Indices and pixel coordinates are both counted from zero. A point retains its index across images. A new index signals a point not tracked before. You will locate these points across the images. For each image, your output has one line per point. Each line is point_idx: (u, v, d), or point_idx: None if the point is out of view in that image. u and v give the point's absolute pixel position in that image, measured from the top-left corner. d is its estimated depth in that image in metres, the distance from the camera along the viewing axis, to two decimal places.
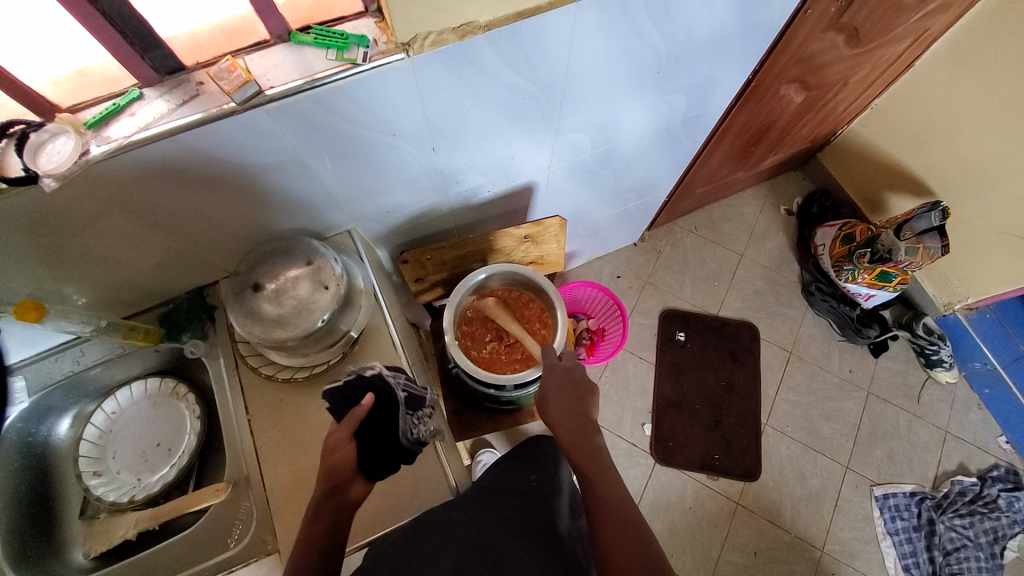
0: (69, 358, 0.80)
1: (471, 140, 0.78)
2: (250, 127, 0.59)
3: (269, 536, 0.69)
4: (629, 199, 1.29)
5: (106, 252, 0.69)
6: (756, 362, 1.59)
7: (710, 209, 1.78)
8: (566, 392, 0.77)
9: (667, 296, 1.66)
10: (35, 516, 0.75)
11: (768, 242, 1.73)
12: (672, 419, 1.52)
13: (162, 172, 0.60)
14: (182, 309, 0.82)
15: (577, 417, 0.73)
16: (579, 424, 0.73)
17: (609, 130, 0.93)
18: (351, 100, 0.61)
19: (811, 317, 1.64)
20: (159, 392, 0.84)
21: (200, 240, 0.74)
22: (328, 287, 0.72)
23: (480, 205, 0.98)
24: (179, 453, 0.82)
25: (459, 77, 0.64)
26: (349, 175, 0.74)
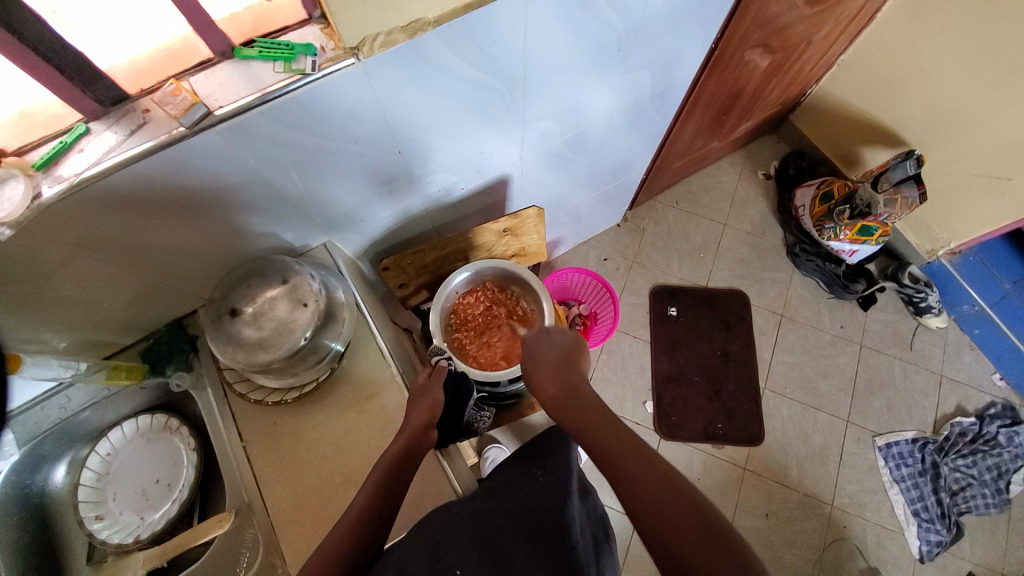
0: (55, 406, 0.77)
1: (437, 139, 0.77)
2: (206, 150, 0.57)
3: (278, 559, 0.68)
4: (606, 181, 1.29)
5: (76, 295, 0.67)
6: (749, 329, 1.60)
7: (689, 182, 1.77)
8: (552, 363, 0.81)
9: (656, 273, 1.66)
10: (45, 566, 0.73)
11: (750, 207, 1.74)
12: (673, 394, 1.53)
13: (121, 206, 0.58)
14: (163, 341, 0.80)
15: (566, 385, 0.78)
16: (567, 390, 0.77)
17: (577, 114, 0.91)
18: (306, 112, 0.59)
19: (799, 277, 1.65)
20: (151, 428, 0.84)
21: (169, 270, 0.72)
22: (307, 304, 0.71)
23: (455, 203, 0.97)
24: (178, 487, 0.81)
25: (415, 76, 0.63)
26: (316, 188, 0.72)
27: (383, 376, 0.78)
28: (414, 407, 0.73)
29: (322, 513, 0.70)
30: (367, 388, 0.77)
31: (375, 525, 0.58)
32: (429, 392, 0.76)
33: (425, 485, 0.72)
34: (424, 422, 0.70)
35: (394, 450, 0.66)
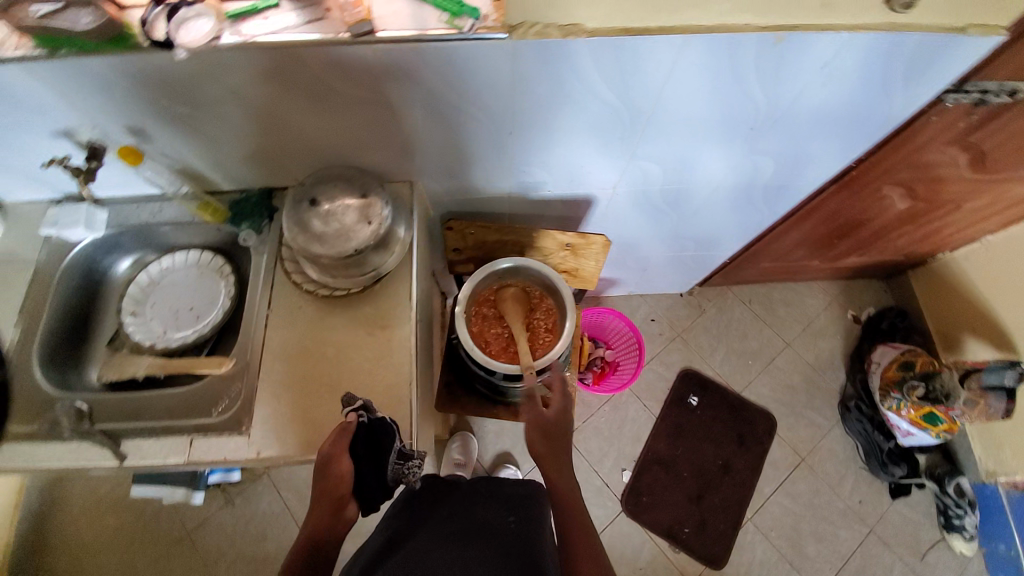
0: (149, 210, 0.91)
1: (546, 136, 0.80)
2: (356, 59, 0.64)
3: (246, 418, 0.75)
4: (687, 247, 1.28)
5: (203, 131, 0.78)
6: (762, 454, 1.51)
7: (771, 288, 1.69)
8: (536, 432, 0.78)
9: (694, 356, 1.61)
10: (73, 329, 0.88)
11: (821, 341, 1.64)
12: (654, 475, 1.48)
13: (269, 76, 0.67)
14: (251, 200, 0.89)
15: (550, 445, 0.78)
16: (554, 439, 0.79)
17: (685, 171, 0.91)
18: (449, 63, 0.65)
19: (838, 431, 1.54)
20: (207, 265, 0.95)
21: (281, 144, 0.81)
22: (371, 222, 0.77)
23: (536, 201, 1.00)
24: (203, 322, 0.91)
25: (554, 73, 0.67)
26: (425, 131, 0.78)
27: (401, 315, 0.82)
28: (324, 474, 0.68)
29: (298, 401, 0.76)
30: (383, 317, 0.82)
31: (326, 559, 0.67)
32: (339, 458, 0.69)
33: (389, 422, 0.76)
34: (334, 504, 0.68)
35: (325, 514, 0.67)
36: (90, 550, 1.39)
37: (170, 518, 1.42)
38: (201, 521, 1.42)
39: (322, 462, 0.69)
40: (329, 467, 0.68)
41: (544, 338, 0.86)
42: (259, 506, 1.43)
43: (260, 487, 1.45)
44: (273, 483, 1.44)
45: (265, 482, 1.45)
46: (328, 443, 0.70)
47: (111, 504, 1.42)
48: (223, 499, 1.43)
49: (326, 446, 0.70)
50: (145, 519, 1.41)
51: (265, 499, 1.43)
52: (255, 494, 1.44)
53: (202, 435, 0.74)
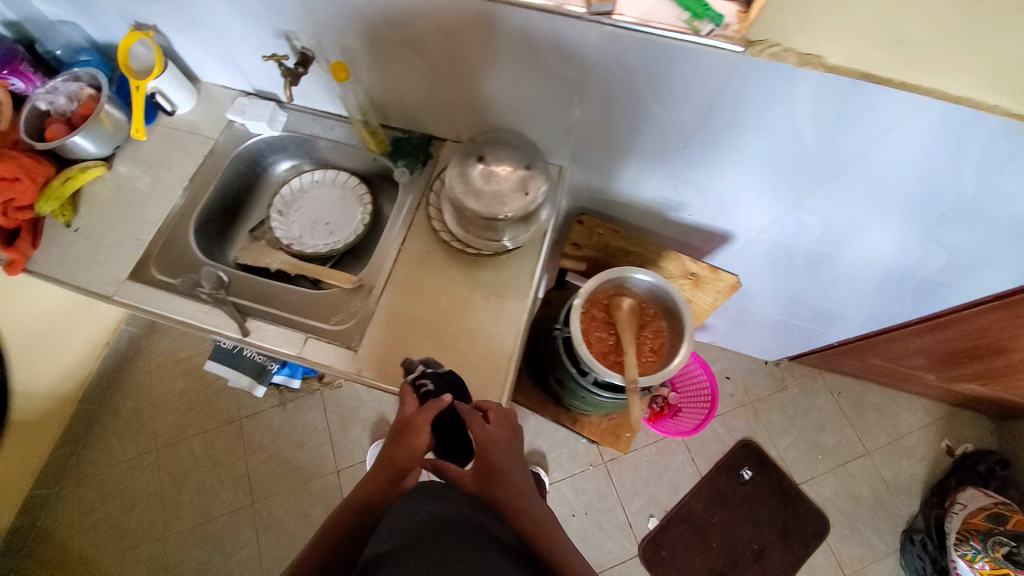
0: (322, 125, 0.97)
1: (718, 161, 0.77)
2: (578, 36, 0.64)
3: (357, 335, 0.79)
4: (800, 315, 1.21)
5: (399, 66, 0.81)
6: (802, 555, 1.40)
7: (865, 387, 1.57)
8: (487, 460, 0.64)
9: (760, 430, 1.52)
10: (227, 208, 0.97)
11: (904, 461, 1.50)
12: (681, 533, 1.41)
13: (487, 30, 0.68)
14: (412, 141, 0.93)
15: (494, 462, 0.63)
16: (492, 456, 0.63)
17: (842, 236, 0.87)
18: (666, 63, 0.63)
19: (891, 563, 1.40)
20: (351, 188, 1.00)
21: (462, 97, 0.83)
22: (528, 194, 0.77)
23: (673, 222, 0.97)
24: (335, 238, 0.97)
25: (764, 103, 0.64)
26: (602, 122, 0.77)
27: (518, 289, 0.82)
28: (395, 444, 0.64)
29: (404, 337, 0.79)
30: (503, 286, 0.83)
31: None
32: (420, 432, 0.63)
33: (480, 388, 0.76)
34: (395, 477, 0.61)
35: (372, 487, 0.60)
36: (155, 403, 1.52)
37: (228, 400, 1.53)
38: (253, 412, 1.52)
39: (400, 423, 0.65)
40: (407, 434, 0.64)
41: (646, 358, 0.82)
42: (305, 418, 1.51)
43: (311, 401, 1.53)
44: (324, 402, 1.52)
45: (316, 399, 1.54)
46: (410, 405, 0.67)
47: (186, 369, 1.55)
48: (277, 400, 1.52)
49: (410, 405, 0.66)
50: (207, 394, 1.52)
51: (313, 414, 1.51)
52: (305, 406, 1.52)
53: (316, 337, 0.79)
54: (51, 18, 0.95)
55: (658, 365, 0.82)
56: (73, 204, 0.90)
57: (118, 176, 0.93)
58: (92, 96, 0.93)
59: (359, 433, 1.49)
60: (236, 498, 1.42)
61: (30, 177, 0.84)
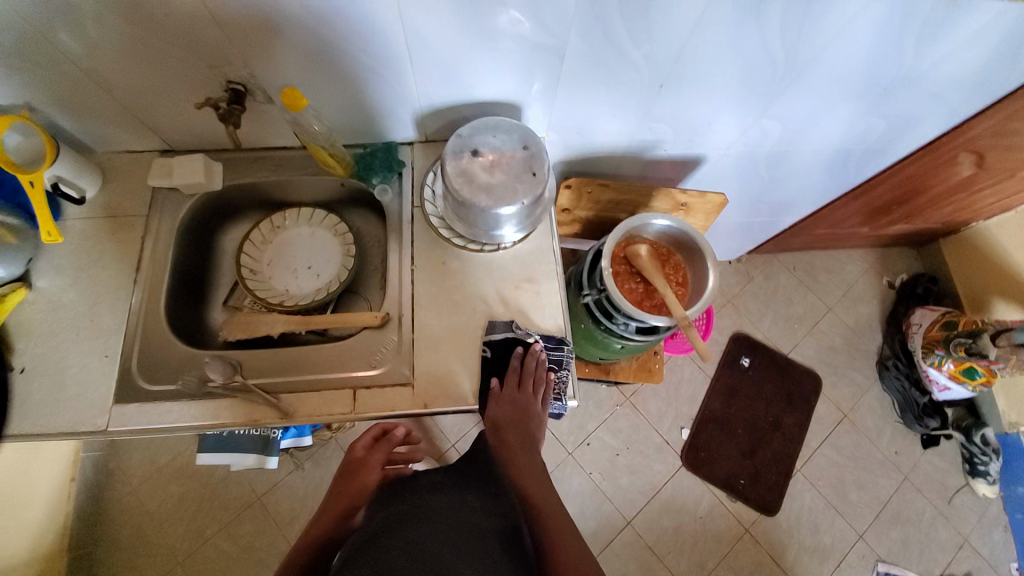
0: (269, 164, 0.87)
1: (693, 92, 0.80)
2: (553, 3, 0.61)
3: (406, 369, 0.76)
4: (760, 212, 1.32)
5: (348, 81, 0.73)
6: (808, 411, 1.60)
7: (814, 255, 1.77)
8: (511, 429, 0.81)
9: (745, 322, 1.67)
10: (191, 287, 0.86)
11: (860, 305, 1.73)
12: (711, 433, 1.55)
13: (452, 16, 0.63)
14: (379, 154, 0.86)
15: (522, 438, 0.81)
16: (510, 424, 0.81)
17: (800, 131, 0.94)
18: (645, 11, 0.63)
19: (877, 390, 1.64)
20: (320, 223, 0.92)
21: (425, 95, 0.77)
22: (536, 173, 0.74)
23: (649, 161, 0.99)
24: (326, 279, 0.90)
25: (736, 25, 0.66)
26: (579, 84, 0.76)
27: (544, 271, 0.82)
28: (344, 480, 0.87)
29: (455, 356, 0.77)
30: (526, 274, 0.82)
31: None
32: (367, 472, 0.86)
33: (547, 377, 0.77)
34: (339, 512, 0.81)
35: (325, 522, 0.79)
36: (156, 517, 1.36)
37: (238, 481, 1.40)
38: (272, 482, 1.41)
39: (350, 462, 0.89)
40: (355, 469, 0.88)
41: (677, 293, 0.87)
42: (329, 467, 1.43)
43: (328, 450, 1.45)
44: (342, 446, 1.45)
45: (333, 445, 1.45)
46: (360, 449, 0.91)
47: (177, 470, 1.40)
48: (292, 463, 1.43)
49: (358, 448, 0.91)
50: (213, 485, 1.39)
51: (335, 461, 1.43)
52: (325, 457, 1.44)
53: (363, 388, 0.75)
54: None
55: (688, 296, 0.88)
56: (4, 344, 0.74)
57: (47, 294, 0.77)
58: None
59: None
60: None
61: None
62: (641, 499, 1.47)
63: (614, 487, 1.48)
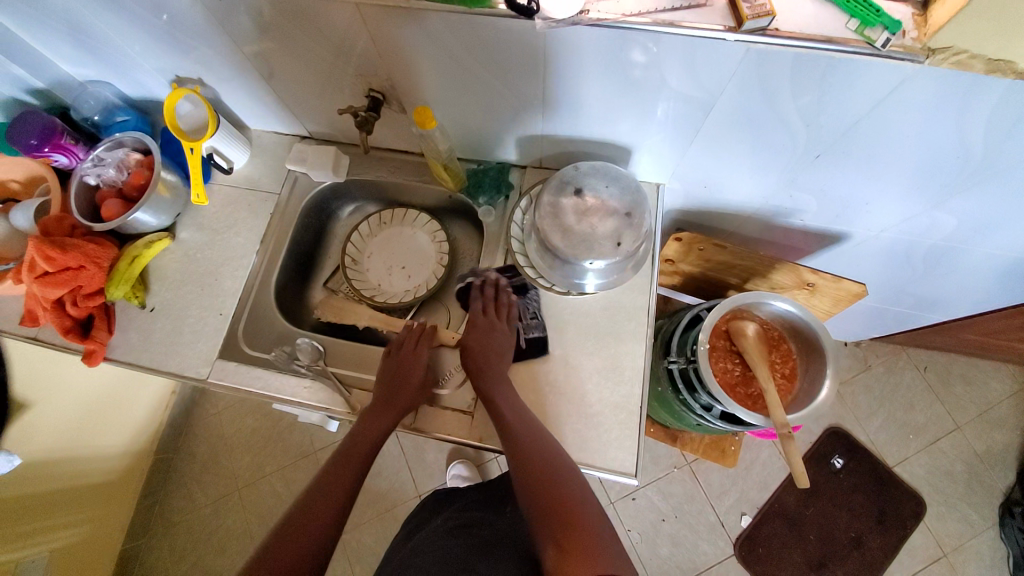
0: (389, 165, 0.90)
1: (852, 168, 0.69)
2: (715, 59, 0.56)
3: (471, 397, 0.75)
4: (900, 301, 1.13)
5: (480, 104, 0.73)
6: (901, 539, 1.37)
7: (952, 360, 1.50)
8: (482, 345, 0.74)
9: (847, 415, 1.47)
10: (301, 265, 0.92)
11: (998, 433, 1.44)
12: (775, 528, 1.39)
13: (601, 59, 0.60)
14: (491, 174, 0.85)
15: (492, 347, 0.74)
16: (489, 350, 0.74)
17: (978, 231, 0.78)
18: (820, 78, 0.55)
19: (994, 539, 1.36)
20: (423, 227, 0.94)
21: (551, 128, 0.75)
22: (620, 245, 0.69)
23: (778, 229, 0.89)
24: (416, 282, 0.91)
25: (934, 107, 0.56)
26: (719, 141, 0.69)
27: (633, 331, 0.77)
28: (368, 423, 0.72)
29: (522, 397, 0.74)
30: (615, 328, 0.77)
31: (314, 562, 0.61)
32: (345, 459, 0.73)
33: (612, 445, 0.72)
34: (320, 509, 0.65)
35: (351, 478, 0.70)
36: (227, 445, 1.50)
37: (299, 435, 1.50)
38: (327, 445, 1.49)
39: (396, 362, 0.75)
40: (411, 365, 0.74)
41: (779, 387, 0.77)
42: None
43: None
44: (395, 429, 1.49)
45: None
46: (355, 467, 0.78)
47: (253, 409, 1.53)
48: None
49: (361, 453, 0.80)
50: (278, 431, 1.50)
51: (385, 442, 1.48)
52: None
53: (428, 404, 0.76)
54: (80, 78, 0.87)
55: (792, 392, 0.78)
56: (142, 282, 0.85)
57: (184, 245, 0.87)
58: (142, 161, 0.84)
59: (435, 457, 1.46)
60: None
61: (96, 263, 0.78)
62: (678, 573, 1.36)
63: (652, 552, 1.38)
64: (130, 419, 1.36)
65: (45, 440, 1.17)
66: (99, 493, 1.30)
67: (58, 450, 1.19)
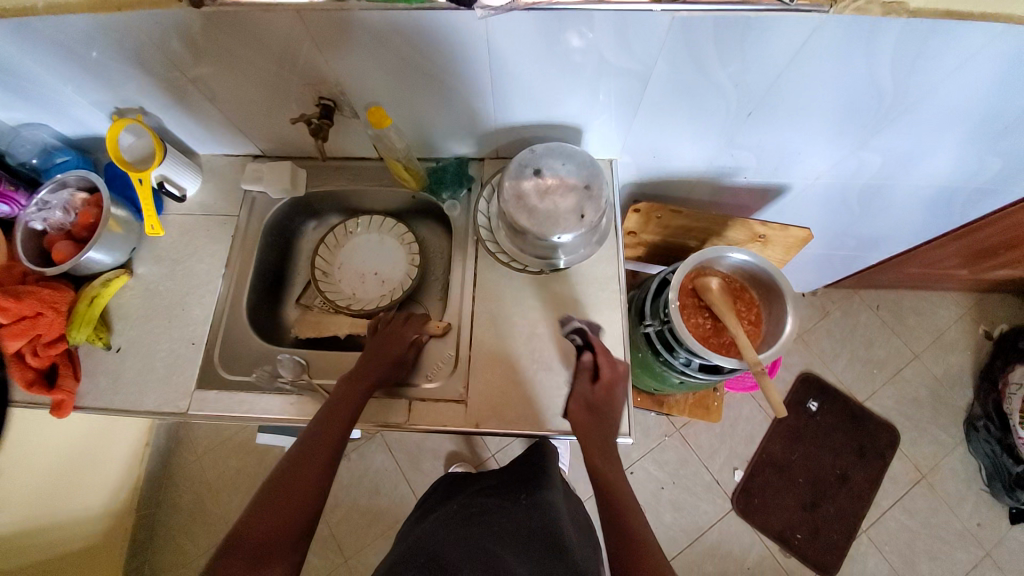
0: (349, 174, 0.91)
1: (783, 121, 0.75)
2: (646, 29, 0.60)
3: (462, 386, 0.77)
4: (845, 245, 1.22)
5: (430, 101, 0.75)
6: (881, 467, 1.46)
7: (899, 295, 1.62)
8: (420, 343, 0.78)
9: (815, 361, 1.56)
10: (271, 285, 0.91)
11: (949, 356, 1.56)
12: (767, 478, 1.45)
13: (541, 41, 0.63)
14: (450, 169, 0.87)
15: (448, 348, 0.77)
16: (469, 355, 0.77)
17: (901, 165, 0.85)
18: (742, 38, 0.60)
19: (961, 452, 1.47)
20: (389, 231, 0.95)
21: (502, 116, 0.78)
22: (584, 217, 0.72)
23: (727, 189, 0.95)
24: (390, 286, 0.92)
25: (843, 53, 0.62)
26: (660, 109, 0.74)
27: (608, 300, 0.80)
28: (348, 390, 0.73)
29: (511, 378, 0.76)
30: (589, 299, 0.80)
31: (303, 523, 0.62)
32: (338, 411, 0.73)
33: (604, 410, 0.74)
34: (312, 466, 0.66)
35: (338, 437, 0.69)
36: (214, 489, 1.45)
37: None
38: None
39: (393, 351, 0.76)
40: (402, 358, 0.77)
41: (749, 333, 0.82)
42: (373, 464, 1.46)
43: (374, 445, 1.47)
44: (386, 445, 1.47)
45: (379, 442, 1.49)
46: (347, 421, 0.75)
47: (237, 447, 1.48)
48: None
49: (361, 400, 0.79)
50: (266, 465, 1.46)
51: (379, 458, 1.46)
52: (369, 452, 1.47)
53: (420, 400, 0.76)
54: (11, 123, 0.84)
55: (760, 336, 0.83)
56: (105, 323, 0.82)
57: (145, 281, 0.85)
58: (89, 200, 0.81)
59: (432, 465, 1.45)
60: (328, 562, 1.36)
61: (54, 308, 0.75)
62: (684, 538, 1.40)
63: (656, 522, 1.41)
64: (105, 476, 1.30)
65: (15, 509, 1.09)
66: (81, 559, 1.23)
67: (32, 518, 1.12)
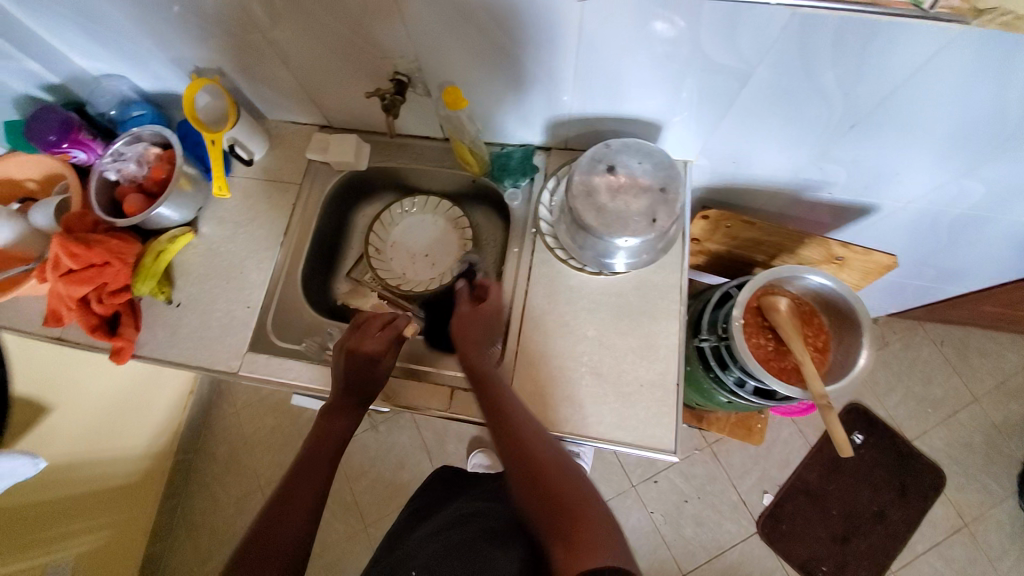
0: (411, 153, 0.90)
1: (884, 138, 0.69)
2: (756, 26, 0.55)
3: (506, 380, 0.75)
4: (922, 274, 1.13)
5: (506, 83, 0.72)
6: (922, 510, 1.38)
7: (968, 333, 1.51)
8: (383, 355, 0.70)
9: (866, 391, 1.48)
10: (324, 256, 0.91)
11: (1016, 404, 1.45)
12: (798, 505, 1.40)
13: (636, 29, 0.59)
14: (515, 157, 0.84)
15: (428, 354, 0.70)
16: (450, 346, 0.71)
17: (1008, 198, 0.77)
18: (861, 44, 0.55)
19: (1013, 506, 1.37)
20: (445, 214, 0.93)
21: (579, 106, 0.74)
22: (655, 222, 0.68)
23: (805, 203, 0.89)
24: (440, 270, 0.91)
25: (973, 70, 0.55)
26: (751, 113, 0.69)
27: (666, 310, 0.76)
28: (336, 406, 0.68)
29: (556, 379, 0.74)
30: (646, 307, 0.77)
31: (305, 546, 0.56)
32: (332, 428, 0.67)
33: (650, 423, 0.72)
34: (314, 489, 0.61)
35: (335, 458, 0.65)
36: (247, 443, 1.50)
37: None
38: None
39: (359, 359, 0.70)
40: (372, 365, 0.70)
41: (814, 360, 0.77)
42: (400, 440, 1.48)
43: (403, 421, 1.49)
44: (414, 422, 1.48)
45: (407, 419, 1.50)
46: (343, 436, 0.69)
47: (272, 406, 1.53)
48: (369, 424, 1.49)
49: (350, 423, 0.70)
50: (298, 427, 1.50)
51: (406, 434, 1.48)
52: (397, 428, 1.49)
53: (463, 390, 0.76)
54: (94, 73, 0.86)
55: (826, 364, 0.78)
56: (167, 278, 0.84)
57: (206, 240, 0.86)
58: (162, 155, 0.83)
59: (456, 448, 1.46)
60: (348, 526, 1.40)
61: (120, 259, 0.77)
62: (703, 554, 1.36)
63: (676, 533, 1.39)
64: (151, 419, 1.36)
65: (70, 439, 1.16)
66: (124, 492, 1.30)
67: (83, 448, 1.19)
